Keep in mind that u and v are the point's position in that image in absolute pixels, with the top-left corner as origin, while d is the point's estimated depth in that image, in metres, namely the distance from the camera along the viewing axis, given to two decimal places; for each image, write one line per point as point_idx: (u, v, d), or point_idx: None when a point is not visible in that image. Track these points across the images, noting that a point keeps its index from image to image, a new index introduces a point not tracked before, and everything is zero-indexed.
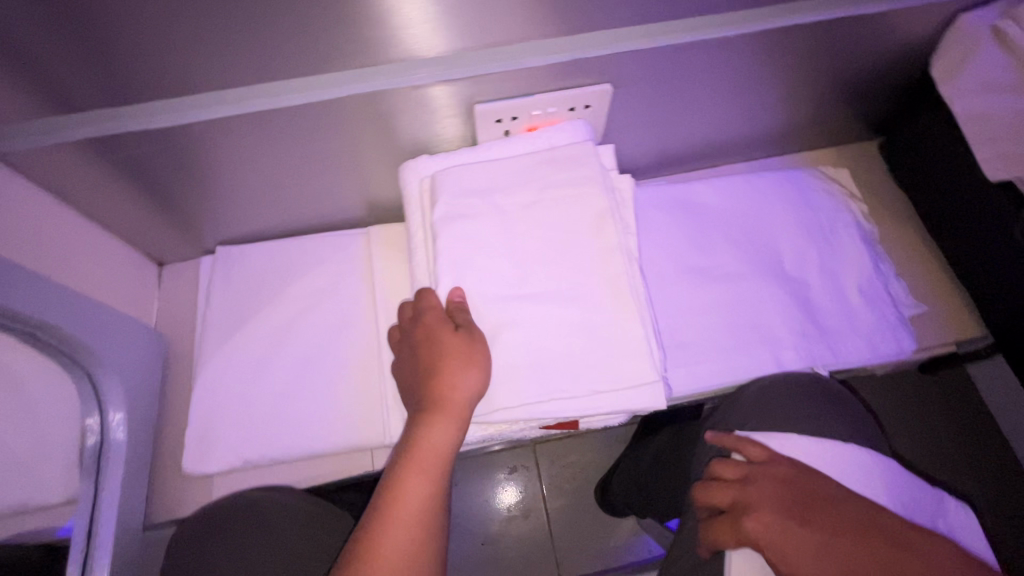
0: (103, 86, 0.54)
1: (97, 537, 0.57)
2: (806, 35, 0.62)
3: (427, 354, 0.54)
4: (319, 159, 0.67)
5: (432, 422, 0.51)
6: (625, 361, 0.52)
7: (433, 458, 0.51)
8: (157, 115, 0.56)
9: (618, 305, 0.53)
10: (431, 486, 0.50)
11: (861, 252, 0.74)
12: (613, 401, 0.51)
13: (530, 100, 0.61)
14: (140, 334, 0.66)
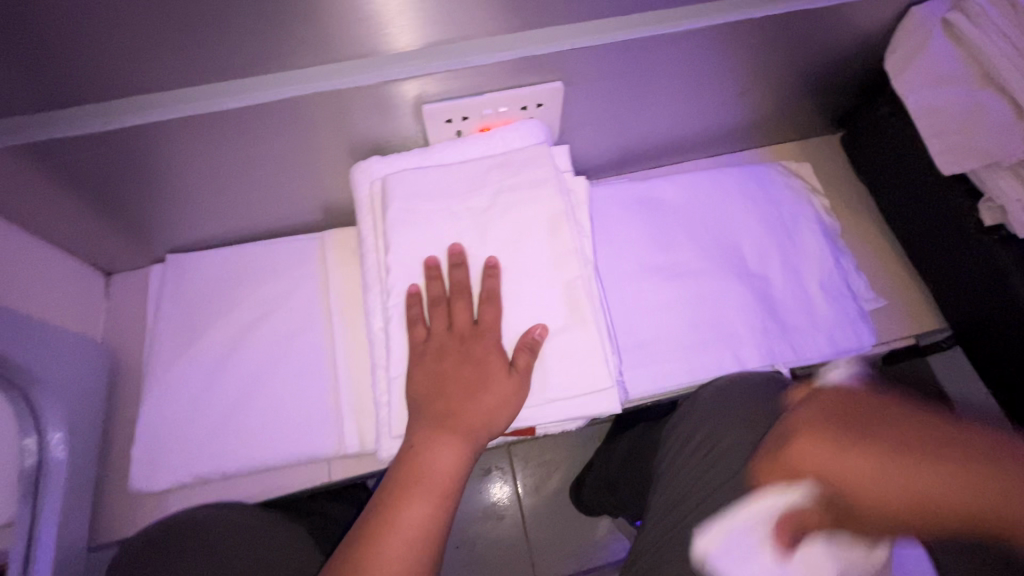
0: (26, 92, 0.51)
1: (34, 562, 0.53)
2: (760, 30, 0.61)
3: (470, 372, 0.51)
4: (267, 163, 0.65)
5: (438, 442, 0.49)
6: (577, 368, 0.51)
7: (439, 483, 0.48)
8: (89, 121, 0.54)
9: (574, 309, 0.52)
10: (435, 512, 0.48)
11: (822, 248, 0.74)
12: (565, 410, 0.51)
13: (481, 99, 0.60)
14: (80, 349, 0.63)
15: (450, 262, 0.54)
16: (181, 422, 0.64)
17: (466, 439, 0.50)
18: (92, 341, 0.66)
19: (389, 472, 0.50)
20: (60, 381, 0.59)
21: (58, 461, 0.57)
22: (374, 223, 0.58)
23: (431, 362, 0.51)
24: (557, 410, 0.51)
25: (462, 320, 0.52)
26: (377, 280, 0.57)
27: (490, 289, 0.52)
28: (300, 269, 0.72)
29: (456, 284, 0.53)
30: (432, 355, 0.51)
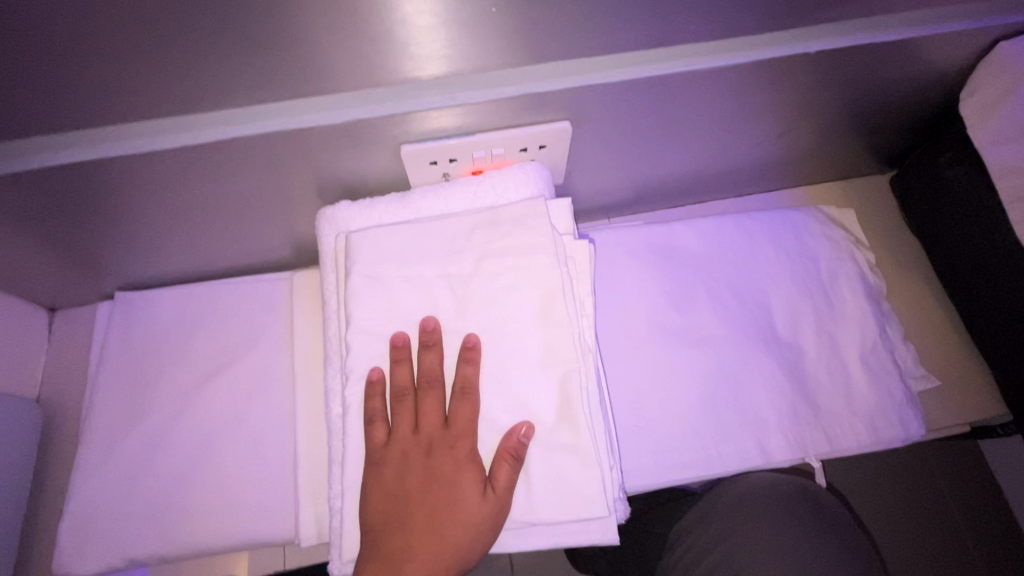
0: None
1: None
2: (812, 67, 0.51)
3: (438, 494, 0.43)
4: (221, 201, 0.56)
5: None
6: (565, 490, 0.43)
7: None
8: (7, 160, 0.46)
9: (561, 409, 0.44)
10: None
11: (866, 314, 0.64)
12: (548, 536, 0.44)
13: (471, 140, 0.50)
14: (3, 409, 0.55)
15: (421, 341, 0.46)
16: (119, 497, 0.56)
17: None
18: (17, 397, 0.58)
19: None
20: None
21: None
22: (338, 287, 0.50)
23: (391, 478, 0.44)
24: (541, 535, 0.44)
25: (433, 416, 0.45)
26: (337, 357, 0.49)
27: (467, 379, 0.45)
28: (262, 318, 0.63)
29: (426, 369, 0.45)
30: (399, 459, 0.44)
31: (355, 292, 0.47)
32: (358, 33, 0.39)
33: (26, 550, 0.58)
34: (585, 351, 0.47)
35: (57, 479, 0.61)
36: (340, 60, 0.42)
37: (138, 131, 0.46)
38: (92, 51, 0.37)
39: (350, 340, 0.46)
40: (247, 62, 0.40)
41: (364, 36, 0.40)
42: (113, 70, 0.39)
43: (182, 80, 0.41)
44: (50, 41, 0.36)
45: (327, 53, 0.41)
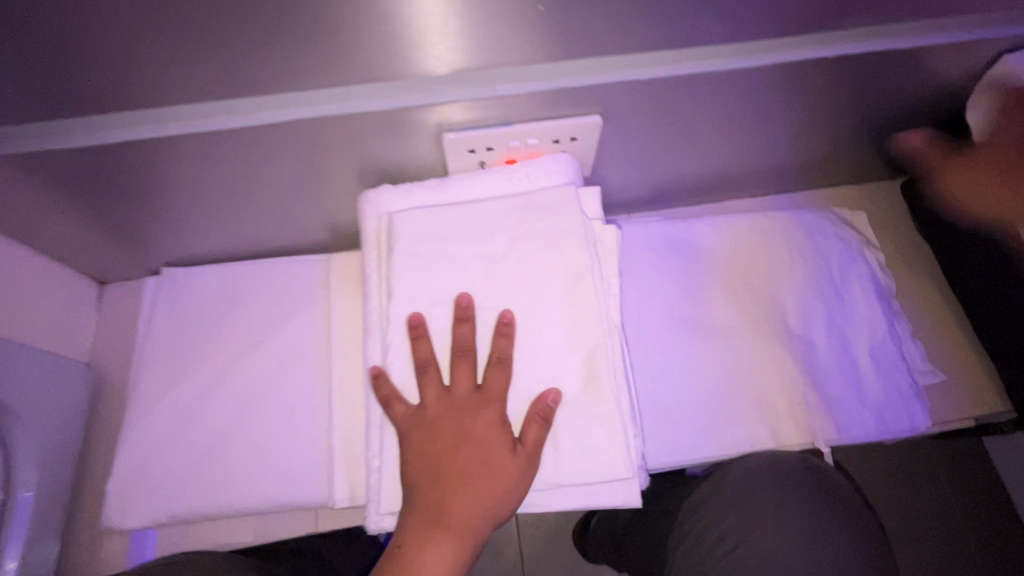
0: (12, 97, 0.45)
1: None
2: (830, 70, 0.54)
3: (472, 456, 0.46)
4: (270, 182, 0.60)
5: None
6: (592, 455, 0.46)
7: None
8: (83, 134, 0.49)
9: (588, 380, 0.47)
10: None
11: (876, 311, 0.67)
12: (575, 498, 0.47)
13: (508, 130, 0.54)
14: (58, 368, 0.59)
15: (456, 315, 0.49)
16: (162, 458, 0.60)
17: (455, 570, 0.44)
18: (70, 359, 0.61)
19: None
20: (38, 405, 0.56)
21: (25, 498, 0.53)
22: (378, 263, 0.53)
23: (425, 440, 0.47)
24: (568, 497, 0.47)
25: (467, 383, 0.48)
26: (377, 329, 0.52)
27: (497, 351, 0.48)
28: (300, 295, 0.67)
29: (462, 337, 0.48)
30: (436, 423, 0.47)
31: (398, 267, 0.51)
32: (415, 23, 0.43)
33: (75, 506, 0.62)
34: (611, 327, 0.50)
35: (103, 441, 0.65)
36: (396, 50, 0.46)
37: (203, 111, 0.50)
38: (178, 30, 0.41)
39: (392, 311, 0.50)
40: (311, 50, 0.44)
41: (420, 26, 0.43)
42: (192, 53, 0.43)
43: (252, 63, 0.45)
44: (143, 19, 0.40)
45: (386, 42, 0.45)
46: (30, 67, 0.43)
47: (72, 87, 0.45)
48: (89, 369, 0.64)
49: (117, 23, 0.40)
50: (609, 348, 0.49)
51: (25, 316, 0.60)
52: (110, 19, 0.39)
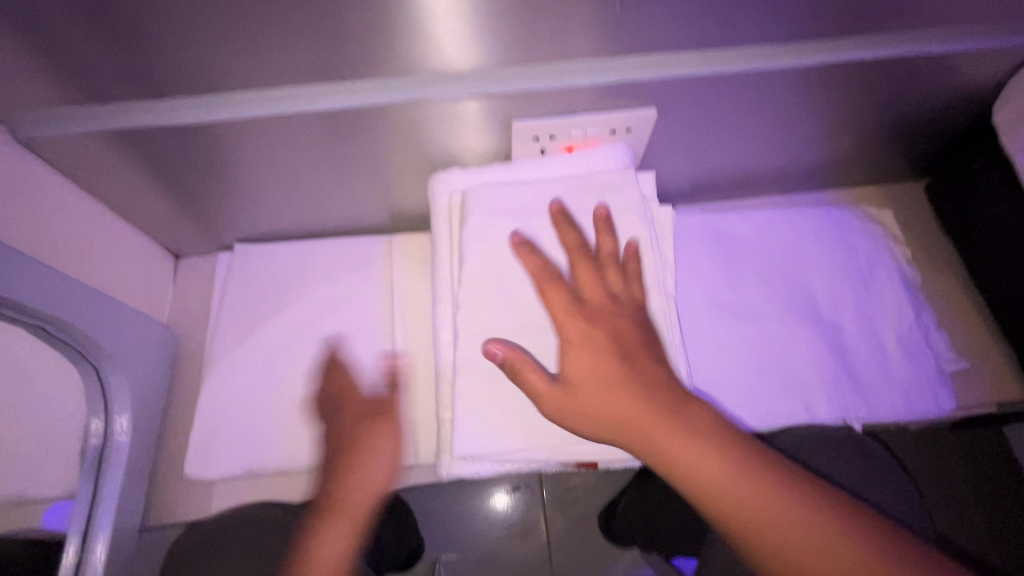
0: (126, 73, 0.49)
1: (96, 523, 0.57)
2: (868, 72, 0.59)
3: (354, 440, 0.57)
4: (343, 165, 0.64)
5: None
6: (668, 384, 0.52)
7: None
8: (184, 112, 0.53)
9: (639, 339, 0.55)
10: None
11: (903, 301, 0.71)
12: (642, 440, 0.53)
13: (570, 120, 0.59)
14: (144, 329, 0.64)
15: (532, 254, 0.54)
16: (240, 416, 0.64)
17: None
18: (156, 323, 0.67)
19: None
20: (131, 362, 0.61)
21: (120, 444, 0.60)
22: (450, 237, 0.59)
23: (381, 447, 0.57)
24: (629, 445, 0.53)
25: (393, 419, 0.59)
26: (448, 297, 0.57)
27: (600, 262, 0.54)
28: (364, 271, 0.72)
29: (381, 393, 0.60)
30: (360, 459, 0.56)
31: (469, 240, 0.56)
32: (496, 21, 0.47)
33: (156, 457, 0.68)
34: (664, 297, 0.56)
35: (180, 400, 0.70)
36: (476, 45, 0.50)
37: (293, 94, 0.53)
38: (284, 21, 0.45)
39: (466, 275, 0.55)
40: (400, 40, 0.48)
41: (501, 23, 0.48)
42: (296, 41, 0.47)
43: (344, 51, 0.49)
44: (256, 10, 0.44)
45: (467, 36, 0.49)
46: (149, 54, 0.47)
47: (181, 65, 0.49)
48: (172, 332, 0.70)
49: (233, 14, 0.44)
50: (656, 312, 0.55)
51: (114, 282, 0.66)
52: (227, 9, 0.43)
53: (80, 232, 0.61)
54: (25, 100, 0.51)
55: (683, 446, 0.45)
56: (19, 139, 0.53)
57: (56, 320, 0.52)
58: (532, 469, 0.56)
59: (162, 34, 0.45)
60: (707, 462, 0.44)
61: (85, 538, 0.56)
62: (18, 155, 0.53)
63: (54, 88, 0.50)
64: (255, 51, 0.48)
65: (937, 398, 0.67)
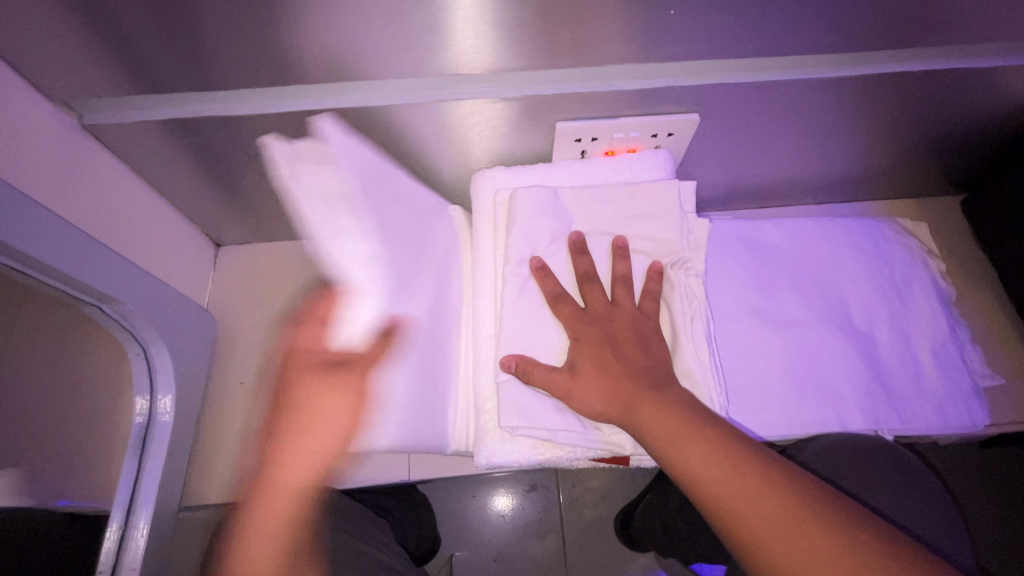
0: (190, 68, 0.50)
1: (140, 494, 0.60)
2: (916, 85, 0.58)
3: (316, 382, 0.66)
4: (386, 161, 0.65)
5: (313, 416, 0.65)
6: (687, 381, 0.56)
7: (283, 496, 0.62)
8: (239, 105, 0.55)
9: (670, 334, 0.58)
10: (287, 513, 0.61)
11: (937, 314, 0.70)
12: None
13: (613, 123, 0.60)
14: (188, 312, 0.67)
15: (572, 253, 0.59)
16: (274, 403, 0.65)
17: (314, 469, 0.63)
18: (200, 307, 0.70)
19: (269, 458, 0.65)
20: (174, 344, 0.63)
21: (163, 424, 0.62)
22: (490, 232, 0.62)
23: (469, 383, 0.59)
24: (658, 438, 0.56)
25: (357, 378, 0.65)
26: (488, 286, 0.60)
27: (623, 280, 0.58)
28: None
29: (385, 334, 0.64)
30: (360, 365, 0.65)
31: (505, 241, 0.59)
32: (548, 25, 0.48)
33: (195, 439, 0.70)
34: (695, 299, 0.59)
35: (219, 383, 0.73)
36: (524, 50, 0.51)
37: (346, 89, 0.55)
38: (340, 22, 0.46)
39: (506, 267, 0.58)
40: (453, 41, 0.49)
41: (551, 28, 0.48)
42: (353, 40, 0.48)
43: (394, 49, 0.50)
44: (313, 10, 0.45)
45: (517, 41, 0.49)
46: (209, 51, 0.48)
47: (237, 60, 0.50)
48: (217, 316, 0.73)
49: (291, 14, 0.45)
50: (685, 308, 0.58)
51: (161, 266, 0.68)
52: (287, 10, 0.44)
53: (133, 216, 0.63)
54: (91, 90, 0.52)
55: (711, 464, 0.46)
56: (84, 125, 0.55)
57: (112, 300, 0.54)
58: (563, 461, 0.58)
59: (223, 32, 0.46)
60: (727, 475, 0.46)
61: (131, 508, 0.59)
62: (82, 142, 0.56)
63: (117, 79, 0.51)
64: (311, 50, 0.49)
65: (973, 410, 0.67)
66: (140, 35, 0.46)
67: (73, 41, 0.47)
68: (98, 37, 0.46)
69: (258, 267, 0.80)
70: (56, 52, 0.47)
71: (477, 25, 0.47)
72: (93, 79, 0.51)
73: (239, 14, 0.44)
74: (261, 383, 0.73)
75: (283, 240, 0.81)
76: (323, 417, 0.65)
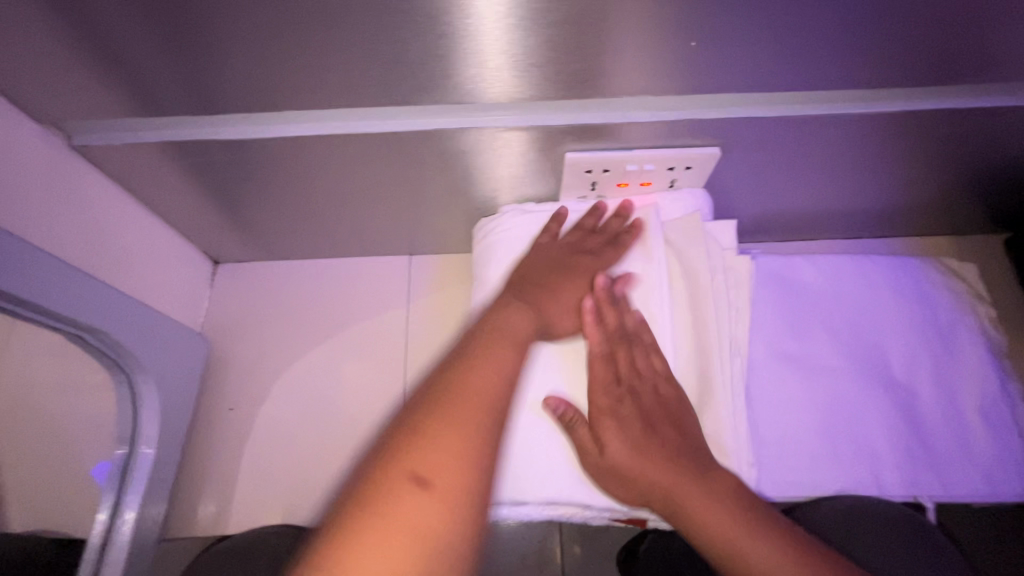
0: (179, 92, 0.48)
1: (120, 515, 0.59)
2: (962, 121, 0.53)
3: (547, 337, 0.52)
4: (388, 189, 0.62)
5: (488, 352, 0.43)
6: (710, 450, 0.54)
7: (479, 403, 0.39)
8: (229, 129, 0.53)
9: (720, 393, 0.53)
10: (478, 436, 0.37)
11: (986, 366, 0.65)
12: None
13: (627, 154, 0.56)
14: (180, 335, 0.65)
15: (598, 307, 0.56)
16: (287, 433, 0.70)
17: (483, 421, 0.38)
18: (191, 330, 0.68)
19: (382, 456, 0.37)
20: (160, 369, 0.61)
21: (146, 456, 0.60)
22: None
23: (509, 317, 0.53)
24: None
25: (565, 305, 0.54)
26: None
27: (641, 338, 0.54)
28: (403, 288, 0.77)
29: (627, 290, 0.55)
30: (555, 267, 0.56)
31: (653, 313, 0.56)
32: (557, 56, 0.44)
33: (184, 466, 0.69)
34: (728, 353, 0.55)
35: (211, 406, 0.72)
36: (532, 81, 0.47)
37: (345, 115, 0.52)
38: (335, 48, 0.43)
39: None
40: (454, 69, 0.45)
41: (562, 61, 0.45)
42: (347, 68, 0.45)
43: (391, 77, 0.46)
44: (305, 38, 0.42)
45: (525, 71, 0.46)
46: (197, 77, 0.46)
47: (226, 87, 0.47)
48: (222, 343, 0.75)
49: (285, 41, 0.42)
50: (724, 371, 0.54)
51: (153, 287, 0.66)
52: (280, 36, 0.42)
53: (123, 238, 0.61)
54: (83, 112, 0.50)
55: (699, 497, 0.45)
56: (74, 147, 0.53)
57: (98, 331, 0.53)
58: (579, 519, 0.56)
59: (215, 55, 0.43)
60: (709, 512, 0.44)
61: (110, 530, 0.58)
62: (71, 164, 0.54)
63: (106, 102, 0.49)
64: (305, 78, 0.46)
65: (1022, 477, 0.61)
66: (129, 59, 0.44)
67: (59, 63, 0.45)
68: (83, 61, 0.44)
69: (256, 287, 0.78)
70: (39, 75, 0.46)
71: (478, 52, 0.44)
72: (80, 102, 0.49)
73: (226, 40, 0.42)
74: (252, 408, 0.71)
75: (284, 260, 0.78)
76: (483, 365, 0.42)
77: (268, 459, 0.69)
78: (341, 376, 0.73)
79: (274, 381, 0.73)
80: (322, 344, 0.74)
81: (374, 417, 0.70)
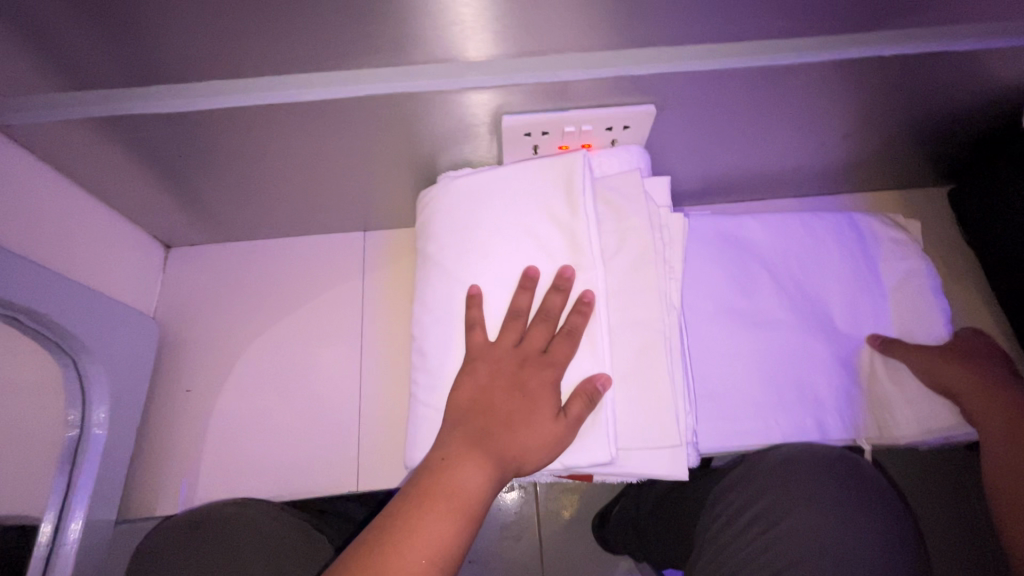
0: (96, 62, 0.47)
1: (72, 496, 0.60)
2: (887, 70, 0.54)
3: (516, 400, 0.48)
4: (330, 160, 0.62)
5: (466, 453, 0.45)
6: (648, 415, 0.51)
7: (455, 507, 0.43)
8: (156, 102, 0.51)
9: (654, 351, 0.52)
10: (452, 540, 0.42)
11: (929, 313, 0.66)
12: (630, 462, 0.51)
13: (562, 115, 0.56)
14: (128, 316, 0.65)
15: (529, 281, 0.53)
16: (243, 412, 0.70)
17: (458, 525, 0.42)
18: (139, 312, 0.67)
19: (373, 531, 0.42)
20: (105, 352, 0.61)
21: (98, 436, 0.62)
22: (508, 239, 0.55)
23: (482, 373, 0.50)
24: (620, 462, 0.51)
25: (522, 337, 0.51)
26: (452, 277, 0.55)
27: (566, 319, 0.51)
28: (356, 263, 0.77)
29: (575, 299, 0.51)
30: (508, 363, 0.50)
31: (586, 275, 0.53)
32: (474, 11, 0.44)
33: (139, 448, 0.69)
34: (668, 308, 0.55)
35: (165, 389, 0.72)
36: (455, 39, 0.47)
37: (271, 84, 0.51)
38: (246, 9, 0.42)
39: (455, 277, 0.55)
40: (373, 28, 0.45)
41: (481, 15, 0.44)
42: (264, 30, 0.44)
43: (310, 38, 0.46)
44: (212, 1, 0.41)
45: (445, 29, 0.46)
46: (111, 46, 0.45)
47: (141, 56, 0.46)
48: (176, 326, 0.74)
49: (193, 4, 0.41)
50: (659, 330, 0.53)
51: (97, 270, 0.65)
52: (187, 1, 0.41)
53: (59, 220, 0.60)
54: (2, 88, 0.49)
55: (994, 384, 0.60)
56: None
57: (33, 313, 0.52)
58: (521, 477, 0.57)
59: (129, 18, 0.42)
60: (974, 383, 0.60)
61: (63, 511, 0.59)
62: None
63: (24, 78, 0.48)
64: (221, 42, 0.45)
65: None
66: (39, 30, 0.43)
67: None
68: None
69: (209, 268, 0.77)
70: None
71: (393, 8, 0.43)
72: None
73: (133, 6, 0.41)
74: (209, 391, 0.71)
75: (238, 241, 0.78)
76: (463, 464, 0.45)
77: (225, 440, 0.69)
78: (298, 353, 0.73)
79: (231, 362, 0.73)
80: (277, 322, 0.74)
81: (333, 391, 0.71)
